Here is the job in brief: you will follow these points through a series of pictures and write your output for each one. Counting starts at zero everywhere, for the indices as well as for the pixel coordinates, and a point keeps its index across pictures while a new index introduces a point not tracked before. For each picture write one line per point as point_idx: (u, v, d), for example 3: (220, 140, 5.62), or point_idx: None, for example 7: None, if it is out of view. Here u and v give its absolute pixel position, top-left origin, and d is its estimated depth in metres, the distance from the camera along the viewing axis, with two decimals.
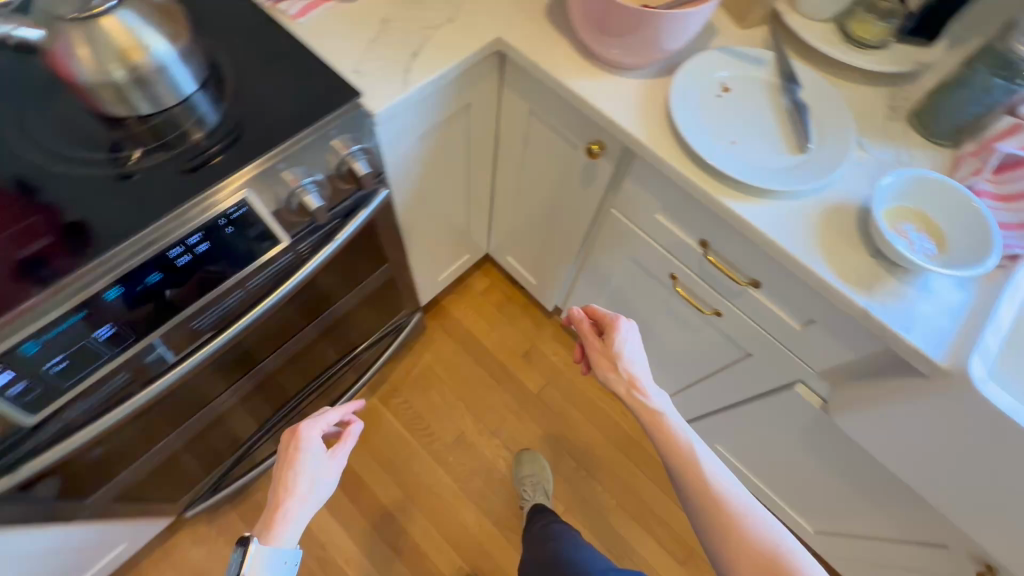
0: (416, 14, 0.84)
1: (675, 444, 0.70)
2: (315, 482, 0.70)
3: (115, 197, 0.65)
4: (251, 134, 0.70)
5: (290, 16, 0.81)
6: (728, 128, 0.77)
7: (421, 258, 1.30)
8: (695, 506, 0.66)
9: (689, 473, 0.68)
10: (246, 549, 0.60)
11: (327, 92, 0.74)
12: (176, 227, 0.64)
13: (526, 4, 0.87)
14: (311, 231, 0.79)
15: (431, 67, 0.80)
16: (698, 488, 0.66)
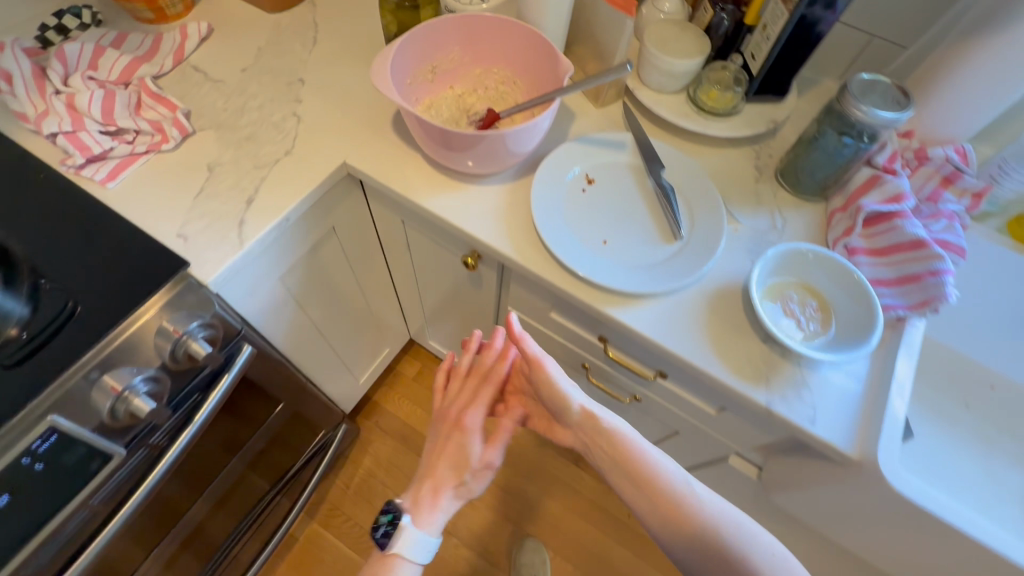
0: (249, 152, 0.77)
1: (629, 457, 0.65)
2: (468, 476, 0.77)
3: None
4: (57, 338, 0.58)
5: (98, 181, 0.71)
6: (598, 226, 0.73)
7: (330, 374, 1.20)
8: (667, 522, 0.61)
9: (653, 484, 0.63)
10: (395, 527, 0.70)
11: (146, 269, 0.64)
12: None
13: (371, 119, 0.81)
14: (164, 422, 0.68)
15: (271, 213, 0.72)
16: (661, 503, 0.62)
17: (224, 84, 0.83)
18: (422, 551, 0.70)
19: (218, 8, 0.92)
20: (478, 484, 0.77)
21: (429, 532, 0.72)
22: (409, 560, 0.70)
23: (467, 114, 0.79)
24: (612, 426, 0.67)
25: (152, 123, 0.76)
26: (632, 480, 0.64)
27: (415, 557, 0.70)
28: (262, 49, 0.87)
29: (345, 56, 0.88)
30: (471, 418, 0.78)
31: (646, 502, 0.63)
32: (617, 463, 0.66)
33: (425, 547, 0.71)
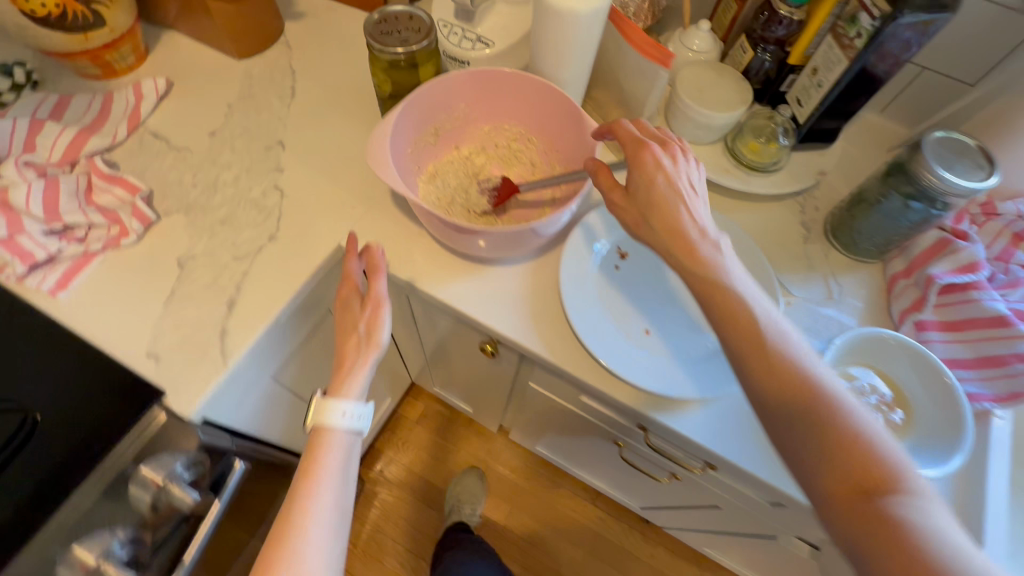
0: (226, 239, 0.65)
1: (752, 330, 0.44)
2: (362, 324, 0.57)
3: None
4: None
5: (46, 292, 0.60)
6: (637, 314, 0.64)
7: None
8: (770, 405, 0.42)
9: (766, 369, 0.42)
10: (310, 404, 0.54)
11: (107, 405, 0.53)
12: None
13: (366, 189, 0.70)
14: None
15: (258, 317, 0.61)
16: (769, 368, 0.42)
17: (190, 153, 0.71)
18: (355, 417, 0.54)
19: (177, 56, 0.79)
20: (383, 332, 0.57)
21: (353, 399, 0.54)
22: (339, 433, 0.54)
23: (481, 186, 0.69)
24: (731, 279, 0.47)
25: (106, 213, 0.64)
26: (740, 353, 0.44)
27: (346, 426, 0.53)
28: (232, 107, 0.76)
29: (329, 111, 0.77)
30: (378, 279, 0.60)
31: (755, 389, 0.43)
32: (728, 332, 0.45)
33: (350, 411, 0.54)
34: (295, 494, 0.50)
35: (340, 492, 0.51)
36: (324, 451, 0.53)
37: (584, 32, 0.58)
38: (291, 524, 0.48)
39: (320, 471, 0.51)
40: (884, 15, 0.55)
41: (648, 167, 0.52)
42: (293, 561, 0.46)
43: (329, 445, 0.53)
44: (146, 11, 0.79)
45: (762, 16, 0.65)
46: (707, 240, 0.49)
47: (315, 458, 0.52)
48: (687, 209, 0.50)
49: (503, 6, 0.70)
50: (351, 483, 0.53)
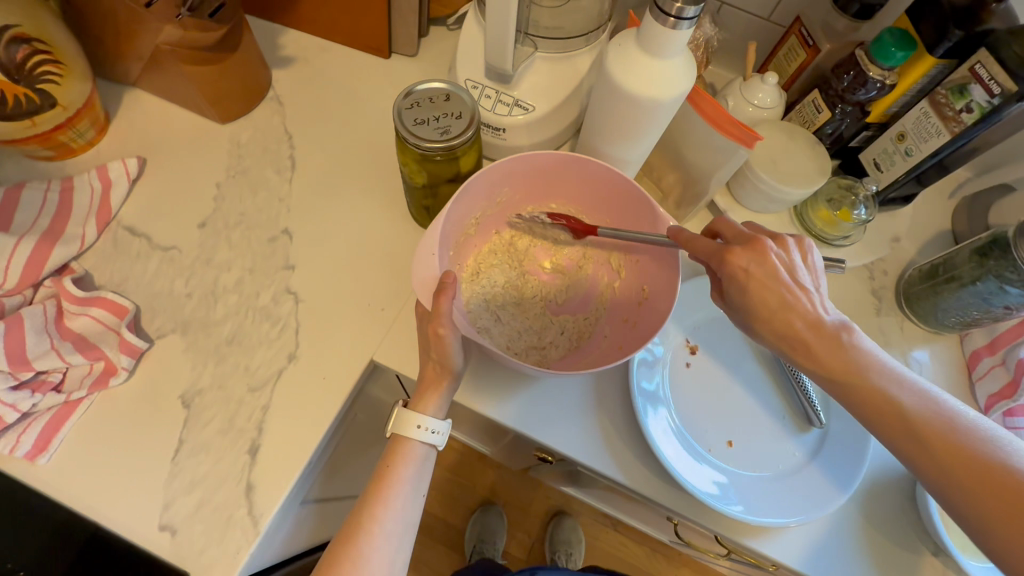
0: (238, 364, 0.55)
1: (936, 432, 0.37)
2: (437, 335, 0.46)
3: None
4: None
5: (22, 458, 0.49)
6: (718, 423, 0.57)
7: None
8: (974, 508, 0.35)
9: (959, 469, 0.36)
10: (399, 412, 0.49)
11: None
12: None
13: (396, 286, 0.60)
14: None
15: (287, 462, 0.52)
16: (966, 469, 0.36)
17: (180, 253, 0.60)
18: (438, 433, 0.48)
19: (146, 123, 0.66)
20: (457, 358, 0.48)
21: (437, 412, 0.49)
22: (418, 446, 0.48)
23: (525, 216, 0.61)
24: (891, 377, 0.39)
25: (84, 348, 0.52)
26: (919, 452, 0.37)
27: (427, 441, 0.48)
28: (223, 187, 0.63)
29: (339, 186, 0.65)
30: (447, 299, 0.46)
31: (940, 470, 0.36)
32: (904, 435, 0.38)
33: (435, 428, 0.48)
34: (366, 497, 0.46)
35: (411, 502, 0.47)
36: (397, 466, 0.47)
37: (661, 117, 0.49)
38: (359, 525, 0.45)
39: (395, 485, 0.46)
40: (1007, 93, 0.48)
41: (739, 276, 0.44)
42: (359, 567, 0.43)
43: (404, 459, 0.48)
44: (101, 68, 0.65)
45: (847, 76, 0.58)
46: (846, 331, 0.41)
47: (387, 474, 0.47)
48: (818, 316, 0.42)
49: (544, 64, 0.59)
50: (423, 494, 0.48)
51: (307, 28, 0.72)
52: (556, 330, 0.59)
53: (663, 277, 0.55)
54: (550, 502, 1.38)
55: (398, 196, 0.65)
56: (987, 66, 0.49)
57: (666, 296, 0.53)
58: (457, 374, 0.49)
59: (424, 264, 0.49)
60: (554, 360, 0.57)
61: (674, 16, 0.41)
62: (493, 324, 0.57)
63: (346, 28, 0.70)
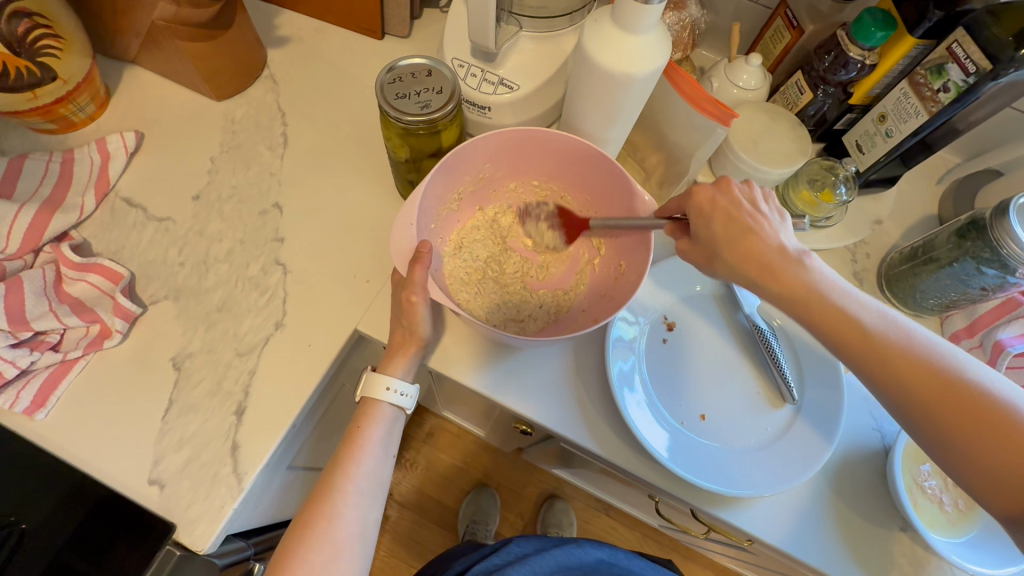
0: (227, 330, 0.58)
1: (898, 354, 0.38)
2: (414, 299, 0.49)
3: None
4: None
5: (21, 413, 0.52)
6: (692, 396, 0.58)
7: None
8: (935, 423, 0.37)
9: (917, 388, 0.37)
10: (367, 378, 0.51)
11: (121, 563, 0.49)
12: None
13: (381, 259, 0.62)
14: None
15: (272, 423, 0.54)
16: (934, 392, 0.37)
17: (173, 223, 0.62)
18: (406, 396, 0.51)
19: (144, 100, 0.68)
20: (425, 326, 0.51)
21: (404, 375, 0.52)
22: (386, 407, 0.51)
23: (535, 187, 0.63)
24: (858, 310, 0.40)
25: (82, 312, 0.55)
26: (887, 377, 0.38)
27: (394, 402, 0.51)
28: (216, 162, 0.65)
29: (329, 162, 0.67)
30: (421, 269, 0.48)
31: (895, 388, 0.38)
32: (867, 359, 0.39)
33: (404, 391, 0.51)
34: (338, 458, 0.48)
35: (381, 462, 0.49)
36: (370, 424, 0.50)
37: (635, 95, 0.50)
38: (331, 483, 0.47)
39: (367, 443, 0.49)
40: (982, 71, 0.49)
41: (706, 206, 0.45)
42: (332, 523, 0.45)
43: (375, 419, 0.50)
44: (103, 45, 0.67)
45: (829, 56, 0.58)
46: (802, 263, 0.41)
47: (360, 434, 0.50)
48: (780, 237, 0.43)
49: (529, 44, 0.60)
50: (392, 454, 0.51)
51: (302, 9, 0.73)
52: (535, 304, 0.61)
53: (634, 251, 0.56)
54: (542, 486, 1.40)
55: (386, 174, 0.66)
56: (965, 45, 0.50)
57: (637, 269, 0.54)
58: (427, 340, 0.52)
59: (403, 235, 0.51)
60: (531, 329, 0.58)
61: None
62: (473, 297, 0.58)
63: (339, 10, 0.71)
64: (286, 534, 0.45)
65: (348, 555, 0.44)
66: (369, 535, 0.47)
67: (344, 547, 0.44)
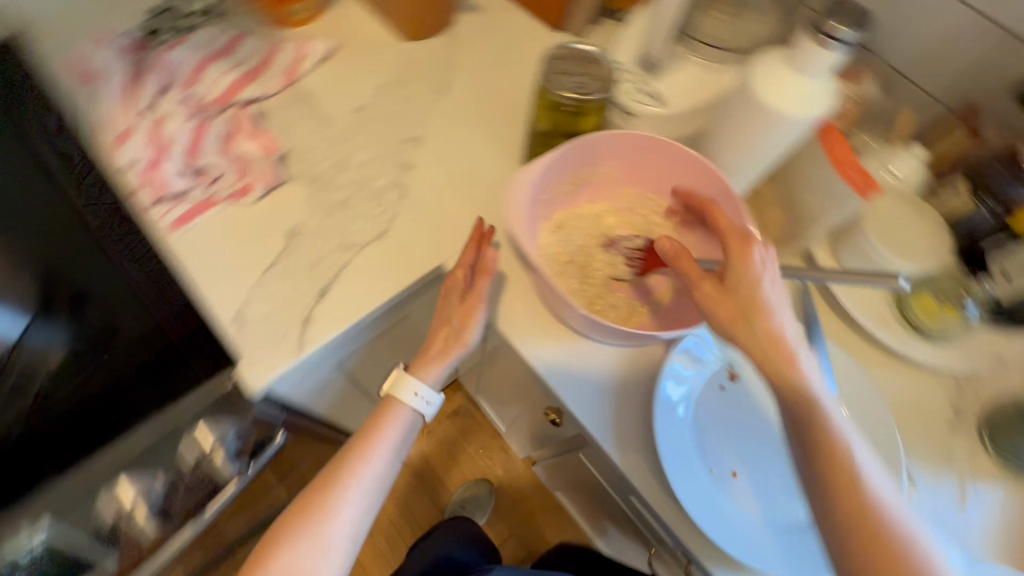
0: (338, 223, 0.64)
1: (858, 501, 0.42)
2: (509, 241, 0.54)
3: None
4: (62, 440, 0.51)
5: (167, 226, 0.61)
6: (730, 450, 0.56)
7: None
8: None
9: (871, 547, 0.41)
10: (394, 372, 0.61)
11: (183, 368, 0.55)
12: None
13: (485, 215, 0.66)
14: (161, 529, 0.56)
15: (344, 313, 0.60)
16: (883, 565, 0.41)
17: (330, 124, 0.70)
18: (427, 402, 0.60)
19: (347, 21, 0.78)
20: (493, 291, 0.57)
21: (431, 385, 0.60)
22: (408, 411, 0.60)
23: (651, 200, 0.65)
24: (850, 451, 0.43)
25: (240, 166, 0.65)
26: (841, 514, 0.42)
27: (417, 407, 0.59)
28: (383, 87, 0.74)
29: (473, 118, 0.73)
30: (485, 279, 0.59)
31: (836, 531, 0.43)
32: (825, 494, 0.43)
33: (426, 397, 0.60)
34: (351, 452, 0.57)
35: (387, 462, 0.58)
36: (388, 425, 0.59)
37: (780, 135, 0.51)
38: (339, 481, 0.55)
39: (379, 442, 0.58)
40: None
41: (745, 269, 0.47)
42: (327, 511, 0.54)
43: (393, 421, 0.59)
44: None
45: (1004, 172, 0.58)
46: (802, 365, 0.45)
47: (377, 430, 0.58)
48: (782, 330, 0.46)
49: (693, 68, 0.63)
50: (400, 457, 0.59)
51: None
52: (611, 302, 0.61)
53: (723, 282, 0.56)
54: (539, 507, 1.37)
55: (518, 144, 0.71)
56: None
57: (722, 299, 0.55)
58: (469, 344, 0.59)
59: (521, 186, 0.56)
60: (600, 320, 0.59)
61: (829, 34, 0.45)
62: (557, 273, 0.61)
63: None
64: (280, 521, 0.54)
65: (333, 551, 0.53)
66: (360, 530, 0.56)
67: (329, 545, 0.53)
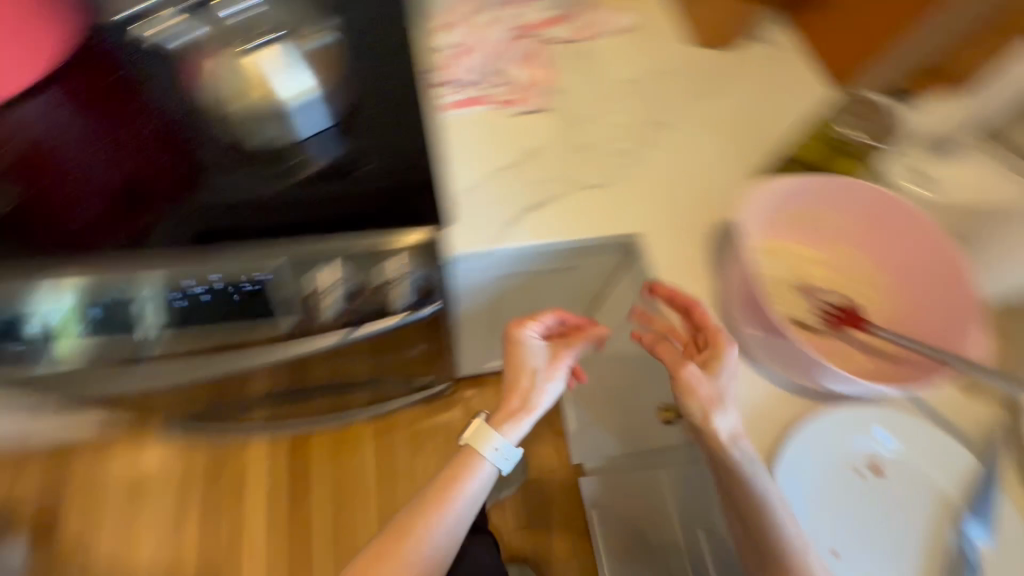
0: (569, 160, 0.72)
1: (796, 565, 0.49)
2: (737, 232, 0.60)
3: (164, 206, 0.63)
4: (308, 215, 0.63)
5: (446, 104, 0.74)
6: (839, 530, 0.55)
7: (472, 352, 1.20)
8: None
9: None
10: (472, 423, 0.65)
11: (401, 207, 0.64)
12: (119, 283, 0.57)
13: (695, 212, 0.70)
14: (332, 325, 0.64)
15: (542, 232, 0.68)
16: None
17: (599, 81, 0.78)
18: (500, 452, 0.64)
19: (650, 6, 0.85)
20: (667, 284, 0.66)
21: (502, 436, 0.64)
22: (484, 463, 0.64)
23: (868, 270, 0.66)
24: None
25: (517, 82, 0.76)
26: None
27: (495, 459, 0.64)
28: (655, 70, 0.80)
29: (722, 128, 0.76)
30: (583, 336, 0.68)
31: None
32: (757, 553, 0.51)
33: (498, 447, 0.64)
34: (429, 506, 0.62)
35: (466, 507, 0.63)
36: (467, 476, 0.64)
37: None
38: (412, 539, 0.60)
39: (460, 491, 0.63)
40: None
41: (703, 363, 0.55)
42: (413, 558, 0.60)
43: (473, 473, 0.64)
44: None
45: None
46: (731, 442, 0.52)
47: (456, 477, 0.64)
48: (718, 417, 0.52)
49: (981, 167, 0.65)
50: (478, 503, 0.65)
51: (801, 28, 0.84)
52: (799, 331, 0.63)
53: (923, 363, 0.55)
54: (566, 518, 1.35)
55: (754, 167, 0.73)
56: None
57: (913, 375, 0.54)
58: (535, 413, 0.66)
59: (766, 197, 0.63)
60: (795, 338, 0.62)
61: None
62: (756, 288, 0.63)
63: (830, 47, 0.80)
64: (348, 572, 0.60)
65: None
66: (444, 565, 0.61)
67: None
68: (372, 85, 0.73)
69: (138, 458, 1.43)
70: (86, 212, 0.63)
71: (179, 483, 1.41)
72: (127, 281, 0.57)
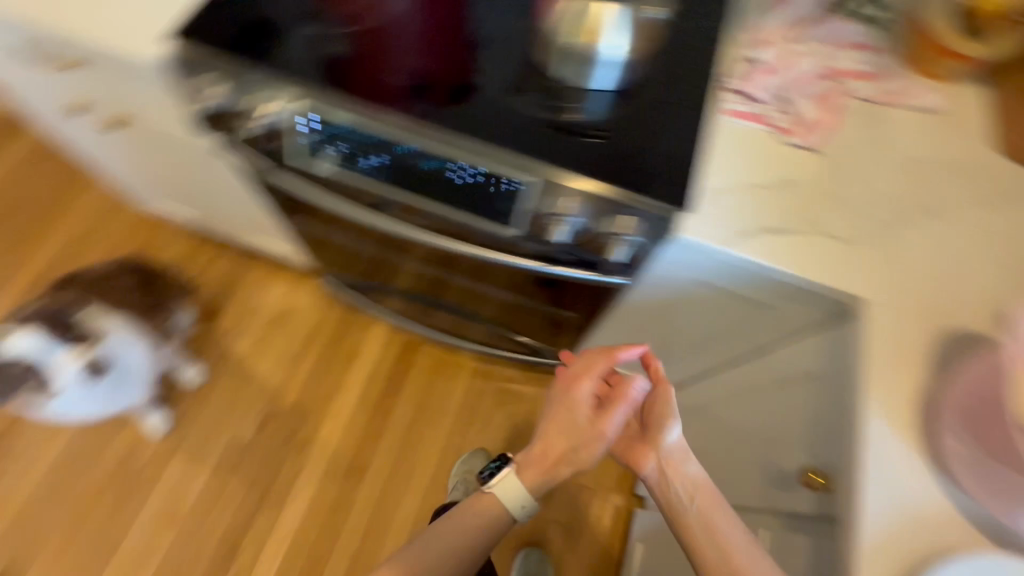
0: (822, 205, 0.73)
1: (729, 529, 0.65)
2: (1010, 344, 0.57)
3: (469, 97, 0.75)
4: (577, 152, 0.72)
5: (727, 109, 0.78)
6: None
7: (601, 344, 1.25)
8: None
9: None
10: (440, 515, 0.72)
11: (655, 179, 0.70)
12: (426, 140, 0.72)
13: (932, 307, 0.67)
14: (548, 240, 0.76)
15: (769, 256, 0.70)
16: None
17: (883, 146, 0.77)
18: (524, 507, 0.71)
19: (968, 96, 0.81)
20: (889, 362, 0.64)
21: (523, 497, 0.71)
22: (510, 512, 0.71)
23: None
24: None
25: (803, 116, 0.77)
26: None
27: (520, 511, 0.71)
28: (947, 159, 0.77)
29: (997, 241, 0.71)
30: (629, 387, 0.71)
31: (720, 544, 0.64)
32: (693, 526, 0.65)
33: (524, 504, 0.71)
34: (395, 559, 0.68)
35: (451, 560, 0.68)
36: (454, 535, 0.69)
37: None
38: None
39: (426, 550, 0.68)
40: None
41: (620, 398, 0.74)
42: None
43: (429, 550, 0.68)
44: None
45: None
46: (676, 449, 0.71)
47: (474, 521, 0.71)
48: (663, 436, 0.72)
49: None
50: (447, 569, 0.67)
51: None
52: None
53: None
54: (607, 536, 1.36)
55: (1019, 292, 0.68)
56: None
57: None
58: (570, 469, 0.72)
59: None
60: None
61: None
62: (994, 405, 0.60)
63: None
64: None
65: None
66: None
67: None
68: (675, 68, 0.78)
69: (291, 290, 1.65)
70: (413, 76, 0.77)
71: (310, 325, 1.61)
72: (427, 140, 0.72)
